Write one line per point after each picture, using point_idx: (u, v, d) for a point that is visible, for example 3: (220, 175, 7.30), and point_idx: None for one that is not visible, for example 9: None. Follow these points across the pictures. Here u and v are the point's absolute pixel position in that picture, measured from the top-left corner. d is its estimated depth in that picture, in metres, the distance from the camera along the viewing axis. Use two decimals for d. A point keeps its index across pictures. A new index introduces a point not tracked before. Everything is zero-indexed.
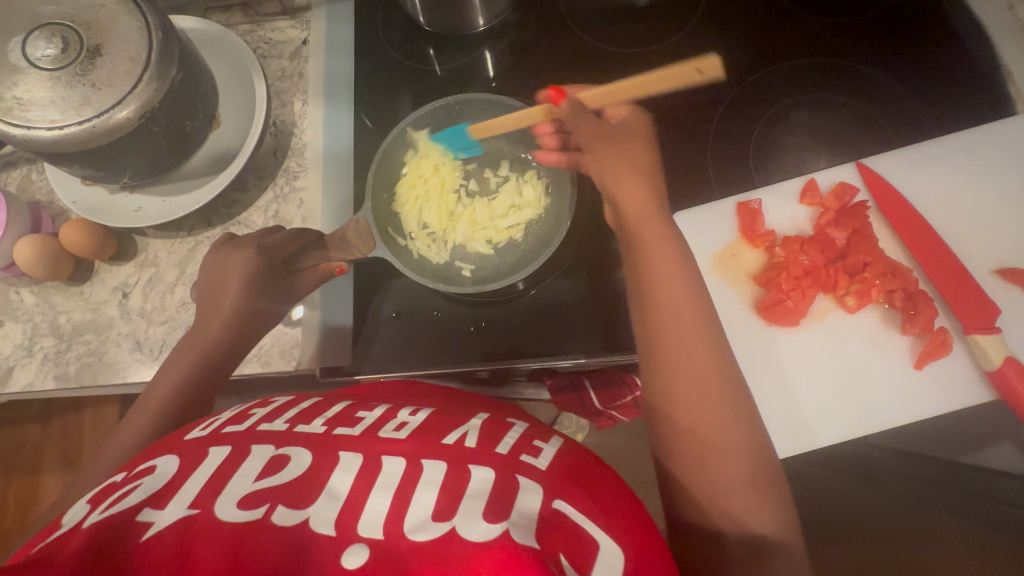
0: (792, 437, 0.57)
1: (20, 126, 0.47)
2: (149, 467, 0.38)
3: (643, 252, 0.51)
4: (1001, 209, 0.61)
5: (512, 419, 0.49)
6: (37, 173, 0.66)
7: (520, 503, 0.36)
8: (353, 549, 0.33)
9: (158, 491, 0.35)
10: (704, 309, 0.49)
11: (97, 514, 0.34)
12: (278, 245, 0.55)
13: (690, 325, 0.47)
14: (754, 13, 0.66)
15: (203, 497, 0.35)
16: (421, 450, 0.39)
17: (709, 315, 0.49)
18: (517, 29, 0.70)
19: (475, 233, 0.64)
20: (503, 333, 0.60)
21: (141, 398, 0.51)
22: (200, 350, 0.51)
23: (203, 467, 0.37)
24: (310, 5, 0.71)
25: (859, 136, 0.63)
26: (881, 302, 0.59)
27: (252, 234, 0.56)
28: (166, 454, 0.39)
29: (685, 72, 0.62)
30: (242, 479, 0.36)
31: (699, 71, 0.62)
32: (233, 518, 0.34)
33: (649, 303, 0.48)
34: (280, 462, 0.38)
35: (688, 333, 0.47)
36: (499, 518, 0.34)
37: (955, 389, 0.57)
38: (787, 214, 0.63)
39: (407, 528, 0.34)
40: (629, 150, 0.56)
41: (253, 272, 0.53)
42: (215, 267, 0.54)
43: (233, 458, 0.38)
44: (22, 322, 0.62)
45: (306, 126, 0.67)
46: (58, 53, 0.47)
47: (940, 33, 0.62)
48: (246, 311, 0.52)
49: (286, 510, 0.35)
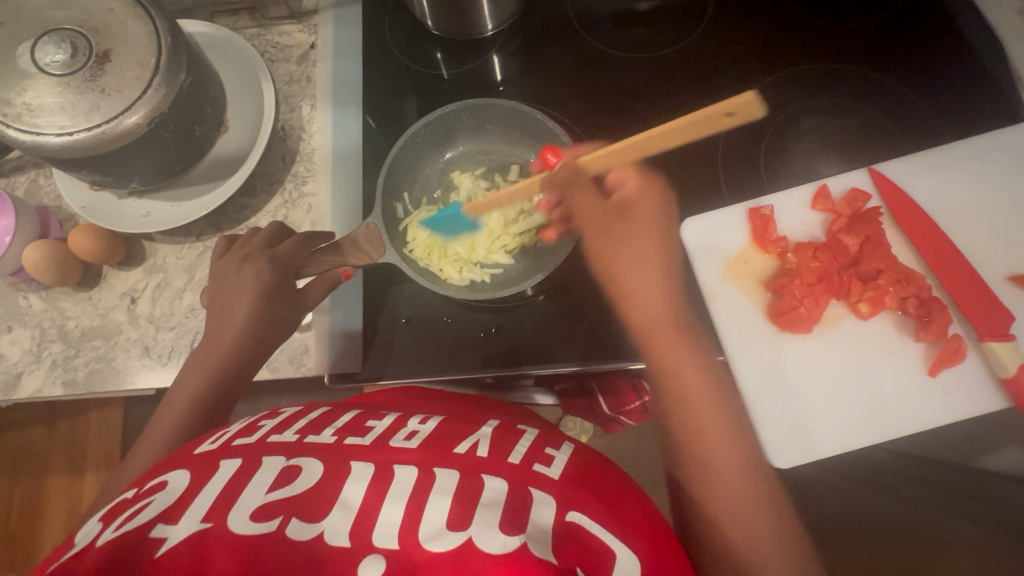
0: (806, 449, 0.57)
1: (31, 132, 0.47)
2: (159, 483, 0.38)
3: (653, 332, 0.53)
4: (1015, 215, 0.61)
5: (523, 426, 0.49)
6: (45, 177, 0.66)
7: (535, 515, 0.36)
8: (369, 560, 0.33)
9: (170, 506, 0.35)
10: (714, 383, 0.53)
11: (110, 532, 0.34)
12: (289, 255, 0.54)
13: (707, 396, 0.51)
14: (763, 17, 0.66)
15: (216, 511, 0.35)
16: (433, 460, 0.39)
17: (717, 387, 0.53)
18: (526, 33, 0.70)
19: (492, 245, 0.64)
20: (515, 339, 0.60)
21: (156, 415, 0.51)
22: (212, 364, 0.51)
23: (214, 480, 0.37)
24: (319, 8, 0.71)
25: (870, 141, 0.63)
26: (895, 309, 0.59)
27: (261, 244, 0.55)
28: (177, 468, 0.39)
29: (709, 118, 0.49)
30: (253, 492, 0.36)
31: (730, 114, 0.49)
32: (247, 532, 0.34)
33: (671, 379, 0.51)
34: (290, 474, 0.37)
35: (707, 406, 0.51)
36: (516, 530, 0.35)
37: (969, 397, 0.57)
38: (799, 220, 0.62)
39: (422, 536, 0.34)
40: (641, 222, 0.57)
41: (266, 283, 0.52)
42: (226, 280, 0.53)
43: (244, 471, 0.37)
44: (31, 327, 0.62)
45: (314, 131, 0.67)
46: (67, 58, 0.47)
47: (950, 37, 0.62)
48: (261, 324, 0.52)
49: (298, 524, 0.34)
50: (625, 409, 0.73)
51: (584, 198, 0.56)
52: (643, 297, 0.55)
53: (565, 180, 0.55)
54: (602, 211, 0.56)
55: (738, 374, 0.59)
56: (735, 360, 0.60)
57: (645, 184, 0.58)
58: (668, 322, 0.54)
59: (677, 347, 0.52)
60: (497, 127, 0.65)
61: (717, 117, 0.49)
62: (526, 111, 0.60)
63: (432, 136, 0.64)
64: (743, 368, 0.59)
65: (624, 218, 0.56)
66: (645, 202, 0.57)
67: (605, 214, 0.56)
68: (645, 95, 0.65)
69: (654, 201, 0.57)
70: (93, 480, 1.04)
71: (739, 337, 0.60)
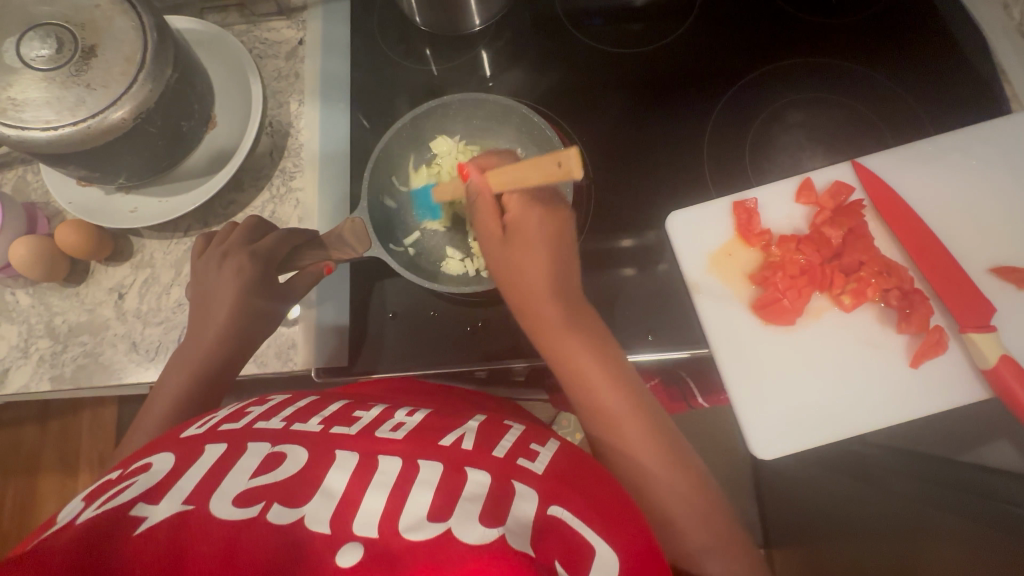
0: (787, 438, 0.57)
1: (15, 126, 0.47)
2: (144, 464, 0.38)
3: (558, 353, 0.48)
4: (999, 208, 0.61)
5: (510, 421, 0.49)
6: (33, 173, 0.66)
7: (515, 510, 0.36)
8: (347, 548, 0.33)
9: (153, 487, 0.35)
10: (621, 379, 0.48)
11: (91, 511, 0.34)
12: (271, 250, 0.54)
13: (617, 392, 0.47)
14: (749, 13, 0.66)
15: (198, 494, 0.35)
16: (417, 451, 0.39)
17: (627, 383, 0.48)
18: (514, 28, 0.70)
19: None
20: (502, 332, 0.60)
21: (142, 410, 0.51)
22: (196, 359, 0.51)
23: (199, 464, 0.37)
24: (307, 5, 0.71)
25: (855, 136, 0.64)
26: (877, 301, 0.59)
27: (240, 240, 0.55)
28: (162, 451, 0.39)
29: (544, 165, 0.43)
30: (237, 477, 0.36)
31: (559, 166, 0.42)
32: (227, 516, 0.34)
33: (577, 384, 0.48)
34: (275, 461, 0.37)
35: (617, 406, 0.47)
36: (495, 522, 0.35)
37: (951, 387, 0.57)
38: (783, 213, 0.63)
39: (401, 526, 0.34)
40: (530, 241, 0.50)
41: (247, 279, 0.52)
42: (207, 277, 0.53)
43: (229, 455, 0.37)
44: (17, 323, 0.62)
45: (302, 127, 0.67)
46: (52, 53, 0.47)
47: (936, 31, 0.63)
48: (245, 318, 0.52)
49: (280, 509, 0.35)
50: None
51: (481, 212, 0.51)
52: (541, 311, 0.49)
53: (470, 197, 0.51)
54: (495, 234, 0.51)
55: (723, 367, 0.60)
56: (719, 353, 0.60)
57: (530, 201, 0.51)
58: (561, 329, 0.48)
59: (576, 353, 0.48)
60: (485, 119, 0.65)
61: (548, 164, 0.43)
62: (513, 106, 0.60)
63: (422, 128, 0.65)
64: (729, 361, 0.60)
65: (512, 240, 0.50)
66: (530, 225, 0.50)
67: (499, 243, 0.51)
68: (632, 90, 0.65)
69: (539, 220, 0.51)
70: (86, 477, 1.04)
71: (724, 330, 0.61)
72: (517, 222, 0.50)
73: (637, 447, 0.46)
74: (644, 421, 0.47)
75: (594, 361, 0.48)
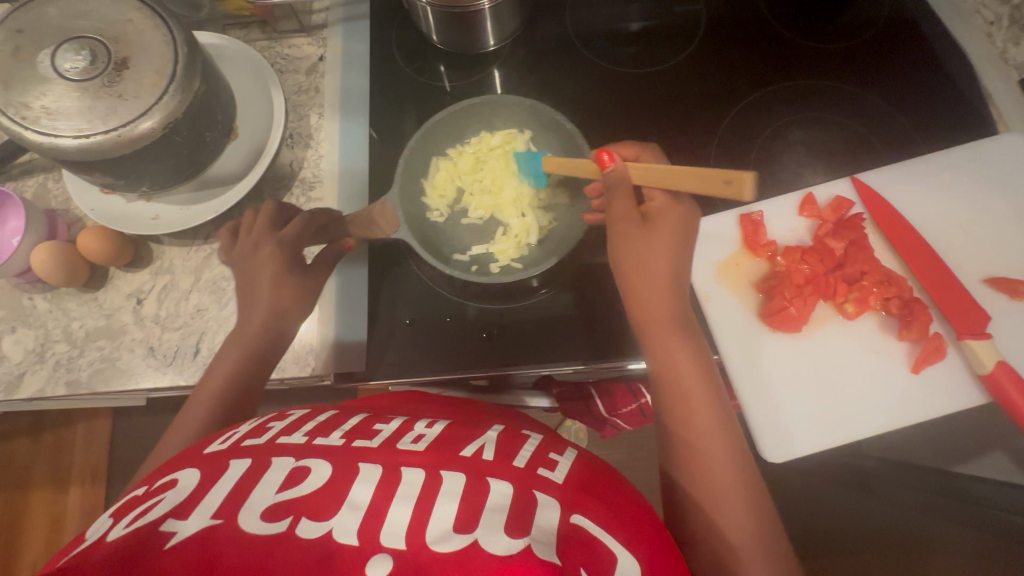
0: (799, 440, 0.59)
1: (48, 134, 0.48)
2: (169, 481, 0.39)
3: (660, 337, 0.51)
4: (986, 221, 0.65)
5: (526, 431, 0.50)
6: (54, 181, 0.67)
7: (539, 519, 0.37)
8: (376, 559, 0.34)
9: (181, 503, 0.36)
10: (702, 359, 0.52)
11: (121, 529, 0.35)
12: (297, 236, 0.57)
13: (697, 372, 0.51)
14: (749, 37, 0.70)
15: (226, 508, 0.36)
16: (439, 462, 0.40)
17: (704, 362, 0.52)
18: (527, 47, 0.73)
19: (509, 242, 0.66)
20: (515, 339, 0.62)
21: (156, 449, 0.51)
22: (211, 390, 0.51)
23: (223, 480, 0.38)
24: (327, 23, 0.74)
25: (852, 155, 0.67)
26: (879, 310, 0.62)
27: (264, 228, 0.57)
28: (187, 468, 0.40)
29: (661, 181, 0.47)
30: (264, 492, 0.37)
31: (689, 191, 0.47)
32: (257, 531, 0.35)
33: (667, 369, 0.51)
34: (299, 475, 0.38)
35: (692, 380, 0.50)
36: (521, 533, 0.36)
37: (951, 392, 0.59)
38: (786, 227, 0.66)
39: (429, 538, 0.35)
40: (666, 229, 0.52)
41: (282, 267, 0.55)
42: (240, 270, 0.56)
43: (254, 471, 0.38)
44: (34, 328, 0.62)
45: (321, 139, 0.70)
46: (87, 64, 0.49)
47: (926, 55, 0.66)
48: (274, 315, 0.54)
49: (308, 523, 0.36)
50: (621, 411, 0.74)
51: (620, 202, 0.52)
52: (644, 288, 0.51)
53: (608, 182, 0.53)
54: (635, 220, 0.52)
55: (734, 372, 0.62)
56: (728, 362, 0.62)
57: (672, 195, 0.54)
58: (668, 332, 0.51)
59: (673, 344, 0.51)
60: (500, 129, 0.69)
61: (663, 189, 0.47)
62: (544, 112, 0.63)
63: (450, 123, 0.66)
64: (739, 362, 0.62)
65: (651, 229, 0.52)
66: (669, 208, 0.53)
67: (638, 228, 0.51)
68: (640, 110, 0.68)
69: (682, 209, 0.53)
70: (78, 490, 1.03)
71: (730, 333, 0.63)
72: (659, 210, 0.53)
73: (702, 417, 0.50)
74: (738, 465, 0.48)
75: (687, 352, 0.51)
